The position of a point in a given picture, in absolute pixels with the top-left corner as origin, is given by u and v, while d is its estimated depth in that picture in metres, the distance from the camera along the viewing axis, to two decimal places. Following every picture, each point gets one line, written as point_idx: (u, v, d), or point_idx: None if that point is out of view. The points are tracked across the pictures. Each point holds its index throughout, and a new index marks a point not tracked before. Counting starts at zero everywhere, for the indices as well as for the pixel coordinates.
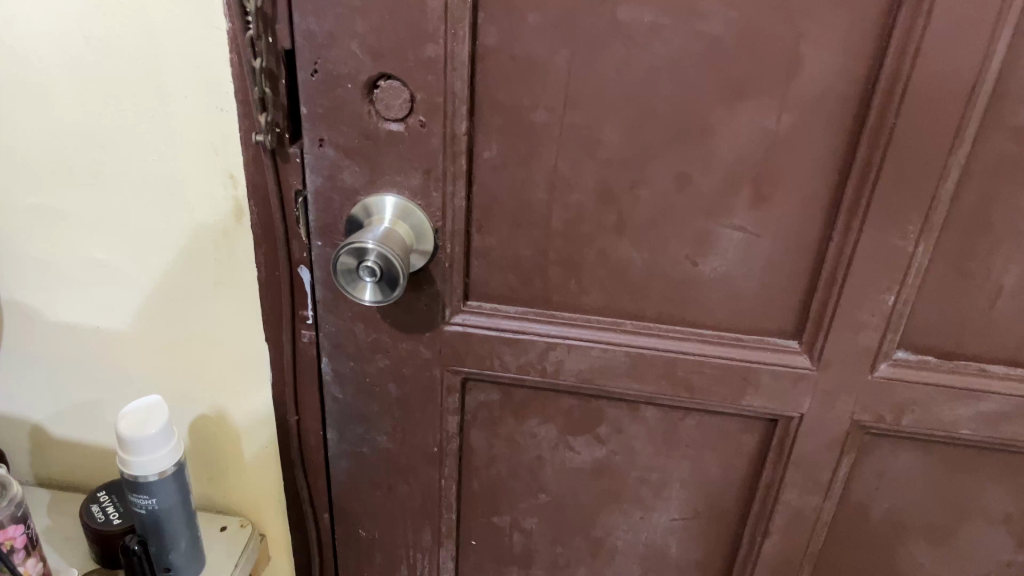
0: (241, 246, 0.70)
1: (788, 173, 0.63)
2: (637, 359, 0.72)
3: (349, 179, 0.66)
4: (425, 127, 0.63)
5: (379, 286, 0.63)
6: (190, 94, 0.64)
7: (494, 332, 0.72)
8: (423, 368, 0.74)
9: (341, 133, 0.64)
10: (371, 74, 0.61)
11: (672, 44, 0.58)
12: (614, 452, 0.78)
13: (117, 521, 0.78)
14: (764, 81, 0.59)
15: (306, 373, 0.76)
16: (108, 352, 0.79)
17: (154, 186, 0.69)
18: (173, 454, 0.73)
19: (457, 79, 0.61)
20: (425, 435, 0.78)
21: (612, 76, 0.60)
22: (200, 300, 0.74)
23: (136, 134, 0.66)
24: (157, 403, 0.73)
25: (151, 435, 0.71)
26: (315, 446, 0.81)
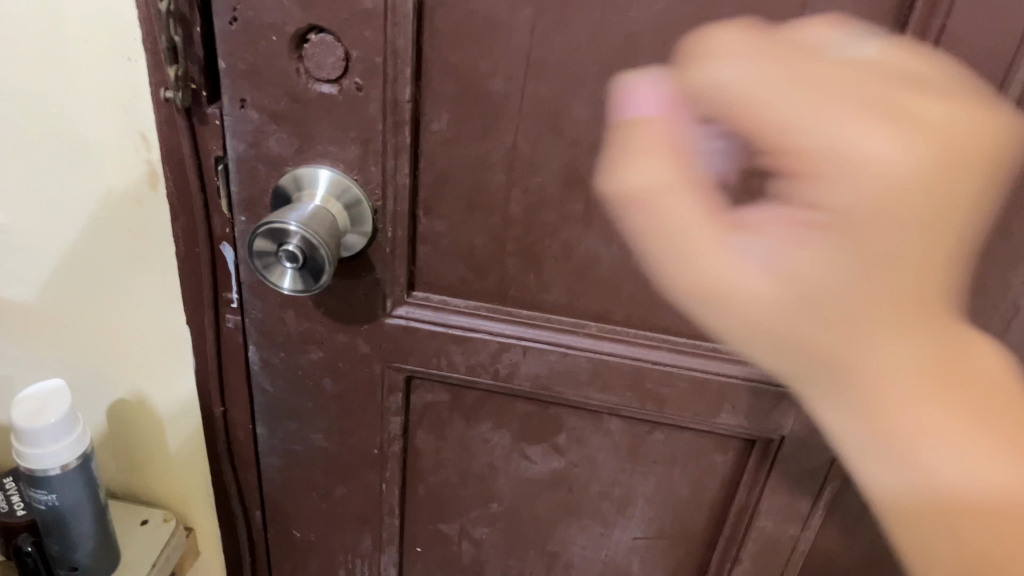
0: (158, 216, 0.62)
1: None
2: (601, 367, 0.63)
3: (276, 147, 0.57)
4: (361, 91, 0.54)
5: (301, 274, 0.54)
6: (93, 38, 0.54)
7: (441, 328, 0.64)
8: (361, 363, 0.66)
9: (266, 94, 0.55)
10: (301, 25, 0.51)
11: (655, 6, 0.49)
12: (573, 464, 0.70)
13: (23, 511, 0.69)
14: None
15: (233, 361, 0.68)
16: (15, 326, 0.70)
17: (58, 144, 0.60)
18: (54, 458, 0.64)
19: (400, 36, 0.51)
20: (365, 436, 0.71)
21: (584, 42, 0.51)
22: (114, 274, 0.66)
23: (34, 82, 0.57)
24: (62, 393, 0.65)
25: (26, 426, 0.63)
26: (244, 440, 0.73)
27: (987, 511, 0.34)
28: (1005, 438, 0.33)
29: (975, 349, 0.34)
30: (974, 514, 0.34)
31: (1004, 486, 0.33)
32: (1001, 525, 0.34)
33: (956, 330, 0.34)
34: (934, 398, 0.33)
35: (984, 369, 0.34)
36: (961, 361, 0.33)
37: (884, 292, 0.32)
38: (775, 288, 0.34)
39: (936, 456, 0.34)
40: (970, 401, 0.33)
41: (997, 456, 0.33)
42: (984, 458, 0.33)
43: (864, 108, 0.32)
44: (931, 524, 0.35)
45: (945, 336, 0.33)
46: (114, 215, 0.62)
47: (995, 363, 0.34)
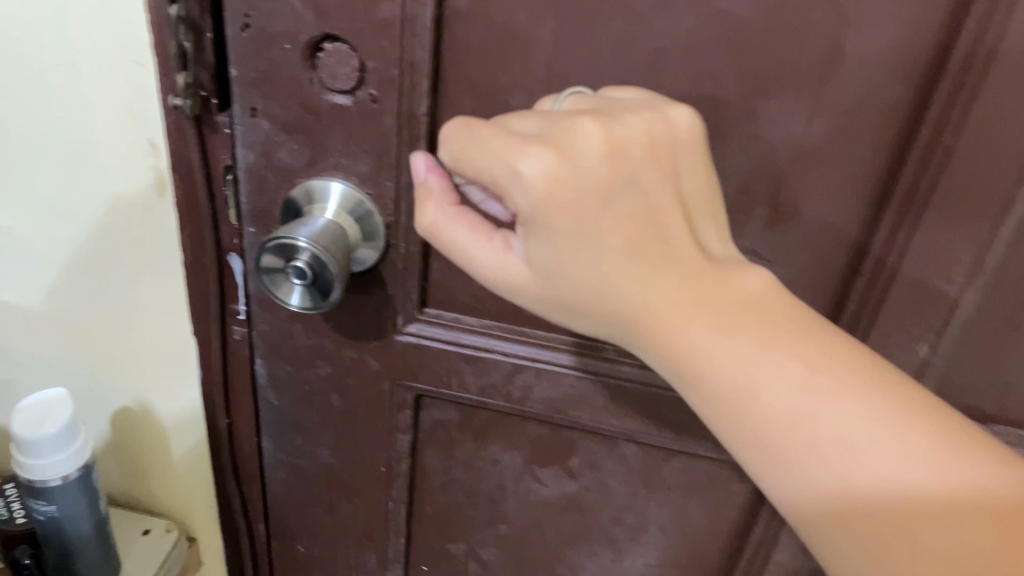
0: (166, 225, 0.60)
1: (812, 190, 0.52)
2: (618, 392, 0.61)
3: (288, 159, 0.55)
4: (377, 103, 0.52)
5: (309, 291, 0.53)
6: (101, 43, 0.52)
7: (453, 347, 0.62)
8: (370, 380, 0.64)
9: (277, 103, 0.53)
10: (314, 34, 0.50)
11: (684, 22, 0.47)
12: (585, 488, 0.68)
13: (22, 520, 0.69)
14: (792, 75, 0.48)
15: (239, 374, 0.67)
16: (19, 330, 0.69)
17: (65, 148, 0.58)
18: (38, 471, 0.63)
19: (418, 47, 0.49)
20: (372, 453, 0.69)
21: (609, 57, 0.49)
22: (120, 282, 0.64)
23: (41, 86, 0.55)
24: (66, 411, 0.63)
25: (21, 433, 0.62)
26: (249, 453, 0.71)
27: (915, 502, 0.39)
28: (897, 430, 0.40)
29: (850, 351, 0.42)
30: (903, 510, 0.40)
31: (926, 479, 0.39)
32: (945, 516, 0.39)
33: (705, 279, 0.41)
34: (828, 399, 0.40)
35: (860, 364, 0.41)
36: (767, 336, 0.41)
37: (638, 270, 0.40)
38: (533, 284, 0.42)
39: (847, 459, 0.40)
40: (860, 395, 0.40)
41: (896, 446, 0.39)
42: (877, 450, 0.40)
43: (526, 136, 0.38)
44: (871, 529, 0.40)
45: (700, 286, 0.41)
46: (120, 222, 0.61)
47: (870, 358, 0.42)
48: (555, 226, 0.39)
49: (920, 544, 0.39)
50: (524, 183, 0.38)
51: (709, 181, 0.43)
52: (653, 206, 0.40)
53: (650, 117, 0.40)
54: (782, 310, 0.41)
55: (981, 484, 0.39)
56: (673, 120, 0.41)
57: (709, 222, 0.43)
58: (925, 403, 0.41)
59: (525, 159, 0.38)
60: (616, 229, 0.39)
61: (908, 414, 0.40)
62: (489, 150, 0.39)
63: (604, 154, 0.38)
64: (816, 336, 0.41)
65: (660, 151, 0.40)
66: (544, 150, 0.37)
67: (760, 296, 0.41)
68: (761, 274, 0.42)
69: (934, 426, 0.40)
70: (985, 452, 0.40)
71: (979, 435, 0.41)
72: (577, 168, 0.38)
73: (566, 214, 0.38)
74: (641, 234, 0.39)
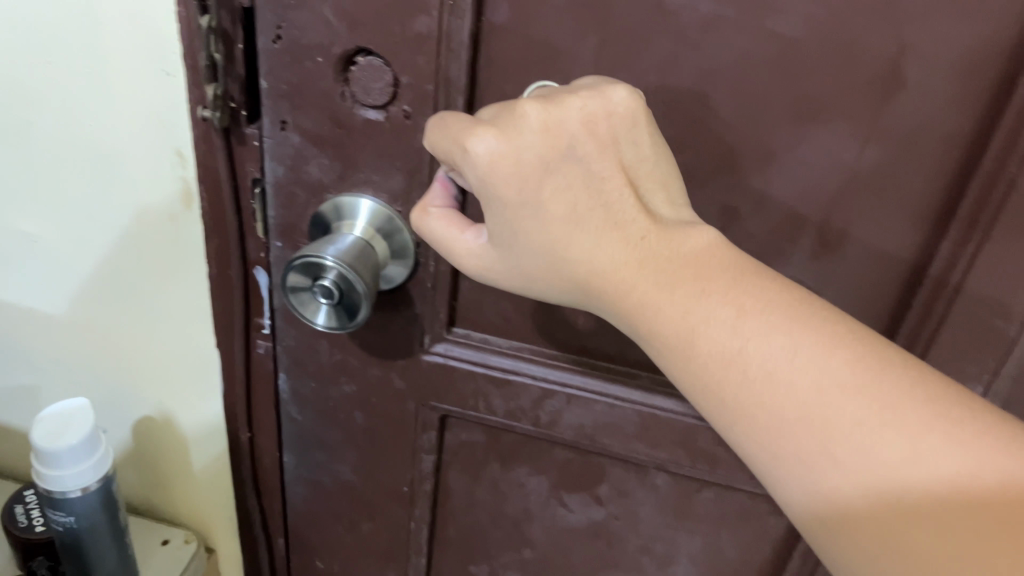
0: (191, 236, 0.59)
1: (862, 219, 0.50)
2: (650, 421, 0.59)
3: (317, 174, 0.53)
4: (410, 119, 0.50)
5: (336, 311, 0.51)
6: (130, 51, 0.51)
7: (481, 369, 0.60)
8: (395, 399, 0.63)
9: (308, 117, 0.51)
10: (347, 48, 0.48)
11: (734, 43, 0.45)
12: (613, 516, 0.66)
13: (41, 528, 0.68)
14: (846, 100, 0.46)
15: (261, 388, 0.65)
16: (42, 336, 0.68)
17: (91, 157, 0.57)
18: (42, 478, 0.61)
19: (454, 63, 0.48)
20: (395, 472, 0.67)
21: (653, 78, 0.47)
22: (144, 292, 0.63)
23: (68, 94, 0.54)
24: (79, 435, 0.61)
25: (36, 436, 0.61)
26: (270, 467, 0.70)
27: (870, 456, 0.37)
28: (851, 379, 0.38)
29: (807, 303, 0.40)
30: (859, 462, 0.37)
31: (883, 433, 0.37)
32: (900, 474, 0.36)
33: (650, 240, 0.41)
34: (779, 341, 0.39)
35: (816, 314, 0.39)
36: (710, 286, 0.40)
37: (587, 234, 0.41)
38: (498, 262, 0.44)
39: (796, 406, 0.38)
40: (810, 341, 0.38)
41: (847, 396, 0.37)
42: (832, 401, 0.38)
43: (476, 120, 0.40)
44: (826, 481, 0.38)
45: (648, 248, 0.41)
46: (145, 233, 0.60)
47: (835, 313, 0.40)
48: (502, 198, 0.40)
49: (874, 496, 0.37)
50: (474, 160, 0.39)
51: (658, 152, 0.43)
52: (595, 177, 0.41)
53: (593, 98, 0.41)
54: (726, 265, 0.41)
55: (940, 445, 0.36)
56: (614, 97, 0.41)
57: (657, 189, 0.43)
58: (891, 358, 0.38)
59: (474, 139, 0.39)
60: (558, 199, 0.40)
61: (867, 365, 0.38)
62: (450, 136, 0.41)
63: (544, 130, 0.40)
64: (759, 284, 0.40)
65: (603, 129, 0.41)
66: (492, 131, 0.39)
67: (702, 252, 0.41)
68: (705, 231, 0.42)
69: (897, 382, 0.37)
70: (959, 414, 0.37)
71: (955, 397, 0.37)
72: (522, 144, 0.39)
73: (512, 186, 0.40)
74: (585, 205, 0.41)
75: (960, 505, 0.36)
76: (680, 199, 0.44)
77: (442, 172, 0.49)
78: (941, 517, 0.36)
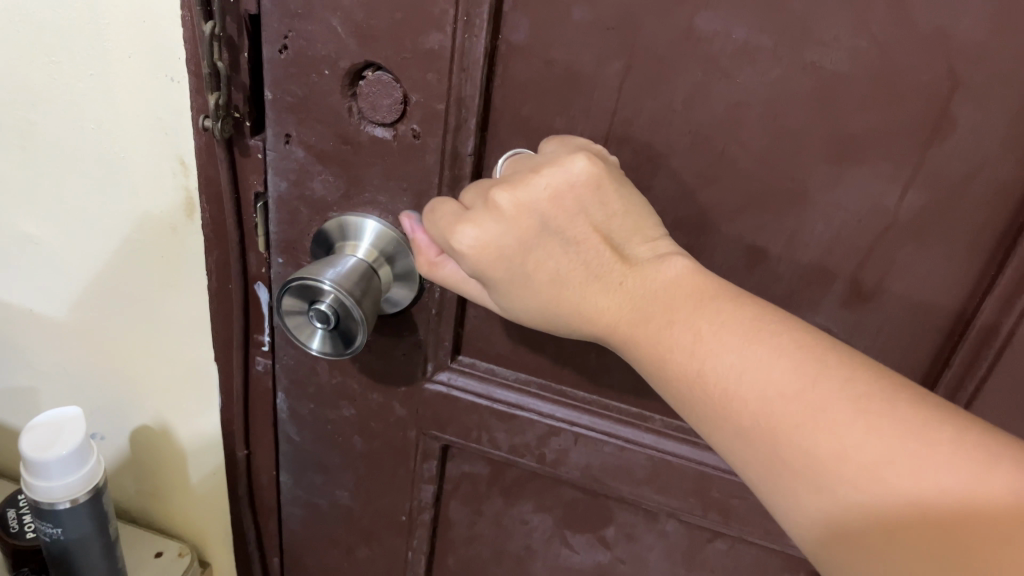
0: (192, 247, 0.57)
1: (899, 269, 0.46)
2: (661, 466, 0.56)
3: (321, 190, 0.51)
4: (419, 138, 0.47)
5: (331, 336, 0.48)
6: (133, 55, 0.48)
7: (486, 401, 0.57)
8: (395, 426, 0.60)
9: (314, 131, 0.48)
10: (356, 62, 0.45)
11: (769, 75, 0.42)
12: (619, 559, 0.63)
13: (31, 534, 0.67)
14: (889, 142, 0.42)
15: (260, 406, 0.63)
16: (43, 339, 0.67)
17: (91, 161, 0.55)
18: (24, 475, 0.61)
19: (467, 82, 0.45)
20: (394, 500, 0.65)
21: (679, 108, 0.44)
22: (145, 301, 0.61)
23: (69, 95, 0.52)
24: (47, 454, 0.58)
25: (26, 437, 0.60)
26: (267, 486, 0.68)
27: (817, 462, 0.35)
28: (795, 389, 0.36)
29: (761, 315, 0.38)
30: (810, 468, 0.35)
31: (825, 440, 0.35)
32: (844, 476, 0.34)
33: (627, 284, 0.41)
34: (728, 356, 0.38)
35: (767, 326, 0.38)
36: (672, 314, 0.39)
37: (574, 290, 0.42)
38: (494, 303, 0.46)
39: (750, 416, 0.37)
40: (755, 352, 0.37)
41: (790, 405, 0.36)
42: (781, 411, 0.36)
43: (457, 216, 0.41)
44: (791, 490, 0.36)
45: (626, 293, 0.41)
46: (146, 240, 0.57)
47: (791, 324, 0.38)
48: (495, 279, 0.42)
49: (832, 502, 0.35)
50: (463, 253, 0.41)
51: (627, 204, 0.42)
52: (571, 244, 0.41)
53: (555, 175, 0.40)
54: (690, 289, 0.40)
55: (877, 446, 0.34)
56: (575, 168, 0.41)
57: (632, 233, 0.42)
58: (839, 363, 0.36)
59: (456, 237, 0.41)
60: (544, 270, 0.41)
61: (811, 373, 0.36)
62: (439, 229, 0.42)
63: (519, 218, 0.40)
64: (716, 301, 0.39)
65: (571, 201, 0.41)
66: (475, 224, 0.40)
67: (672, 283, 0.40)
68: (677, 259, 0.41)
69: (840, 390, 0.35)
70: (905, 414, 0.34)
71: (904, 399, 0.34)
72: (502, 232, 0.40)
73: (500, 267, 0.41)
74: (567, 267, 0.41)
75: (905, 508, 0.33)
76: (656, 232, 0.43)
77: (411, 215, 0.48)
78: (889, 521, 0.33)
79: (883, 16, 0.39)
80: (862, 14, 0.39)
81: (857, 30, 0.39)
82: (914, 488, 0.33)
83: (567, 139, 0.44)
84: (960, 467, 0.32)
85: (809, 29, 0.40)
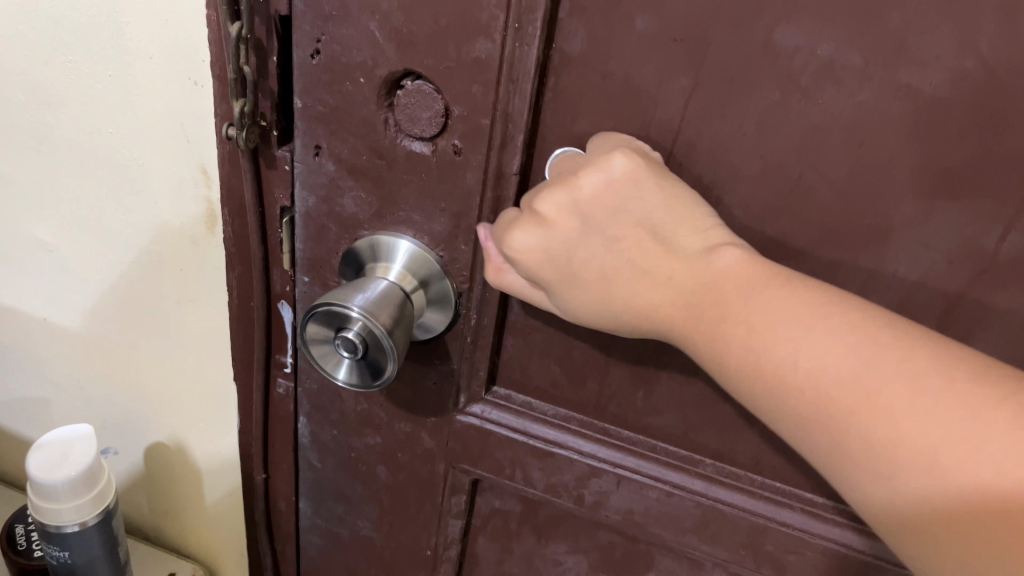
0: (212, 260, 0.53)
1: (989, 316, 0.42)
2: (710, 515, 0.52)
3: (352, 208, 0.47)
4: (460, 155, 0.43)
5: (357, 367, 0.44)
6: (154, 57, 0.45)
7: (522, 437, 0.53)
8: (423, 458, 0.57)
9: (346, 144, 0.44)
10: (394, 70, 0.41)
11: (855, 97, 0.37)
12: None
13: (39, 553, 0.65)
14: (991, 176, 0.37)
15: (280, 430, 0.59)
16: (57, 348, 0.63)
17: (107, 166, 0.51)
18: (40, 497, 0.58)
19: (516, 95, 0.41)
20: (419, 535, 0.61)
21: (751, 131, 0.39)
22: (162, 314, 0.58)
23: (87, 96, 0.48)
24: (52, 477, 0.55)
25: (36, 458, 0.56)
26: (285, 512, 0.64)
27: (878, 450, 0.34)
28: (852, 376, 0.34)
29: (816, 297, 0.36)
30: (871, 458, 0.34)
31: (888, 434, 0.33)
32: (906, 466, 0.33)
33: (676, 278, 0.38)
34: (787, 350, 0.36)
35: (822, 311, 0.36)
36: (726, 308, 0.37)
37: (624, 286, 0.40)
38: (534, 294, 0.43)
39: (810, 406, 0.35)
40: (810, 339, 0.35)
41: (852, 400, 0.34)
42: (845, 407, 0.34)
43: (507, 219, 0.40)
44: (858, 484, 0.35)
45: (676, 288, 0.39)
46: (165, 252, 0.54)
47: (851, 308, 0.36)
48: (547, 281, 0.41)
49: (901, 498, 0.34)
50: (514, 258, 0.40)
51: (671, 195, 0.38)
52: (613, 242, 0.39)
53: (593, 177, 0.37)
54: (741, 280, 0.37)
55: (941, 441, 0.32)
56: (612, 167, 0.37)
57: (680, 224, 0.38)
58: (897, 345, 0.34)
59: (506, 243, 0.40)
60: (590, 269, 0.39)
61: (872, 362, 0.34)
62: (497, 234, 0.41)
63: (562, 223, 0.38)
64: (769, 289, 0.37)
65: (611, 200, 0.38)
66: (522, 231, 0.39)
67: (723, 276, 0.37)
68: (729, 249, 0.37)
69: (897, 373, 0.33)
70: (964, 392, 0.32)
71: (964, 377, 0.33)
72: (548, 239, 0.39)
73: (550, 269, 0.40)
74: (614, 266, 0.39)
75: (974, 503, 0.32)
76: (709, 222, 0.39)
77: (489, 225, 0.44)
78: (947, 506, 0.32)
79: (994, 34, 0.34)
80: (969, 31, 0.34)
81: (963, 50, 0.35)
82: (968, 469, 0.31)
83: (614, 135, 0.40)
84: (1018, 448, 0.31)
85: (907, 47, 0.35)
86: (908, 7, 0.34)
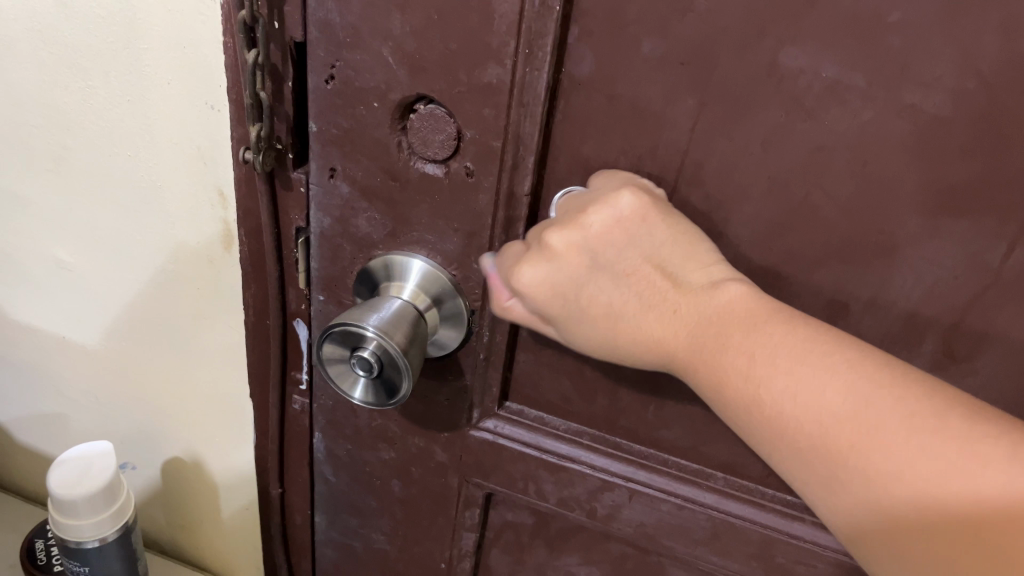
0: (229, 279, 0.54)
1: (998, 332, 0.42)
2: (721, 527, 0.52)
3: (366, 228, 0.48)
4: (472, 176, 0.44)
5: (373, 385, 0.45)
6: (171, 82, 0.46)
7: (534, 451, 0.54)
8: (437, 472, 0.57)
9: (360, 166, 0.45)
10: (407, 95, 0.42)
11: (859, 117, 0.38)
12: None
13: (59, 568, 0.66)
14: (995, 193, 0.38)
15: (296, 445, 0.60)
16: (75, 365, 0.65)
17: (125, 189, 0.52)
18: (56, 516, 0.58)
19: (526, 117, 0.41)
20: (432, 547, 0.62)
21: (757, 151, 0.40)
22: (178, 332, 0.59)
23: (107, 121, 0.49)
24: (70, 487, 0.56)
25: (59, 471, 0.58)
26: (300, 525, 0.65)
27: (868, 476, 0.35)
28: (847, 412, 0.35)
29: (819, 334, 0.37)
30: (865, 487, 0.35)
31: (879, 463, 0.34)
32: (895, 494, 0.34)
33: (681, 311, 0.39)
34: (781, 381, 0.36)
35: (821, 348, 0.36)
36: (728, 339, 0.38)
37: (630, 321, 0.40)
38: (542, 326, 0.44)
39: (806, 437, 0.36)
40: (808, 373, 0.36)
41: (842, 428, 0.35)
42: (835, 432, 0.35)
43: (520, 258, 0.41)
44: (840, 502, 0.36)
45: (683, 320, 0.39)
46: (182, 272, 0.55)
47: (843, 344, 0.37)
48: (556, 315, 0.42)
49: (883, 516, 0.35)
50: (524, 292, 0.41)
51: (675, 232, 0.40)
52: (620, 277, 0.40)
53: (602, 214, 0.39)
54: (747, 315, 0.38)
55: (925, 471, 0.33)
56: (620, 203, 0.39)
57: (685, 261, 0.40)
58: (890, 382, 0.35)
59: (516, 278, 0.41)
60: (597, 305, 0.40)
61: (864, 392, 0.35)
62: (505, 270, 0.42)
63: (570, 257, 0.40)
64: (774, 326, 0.37)
65: (619, 236, 0.39)
66: (531, 265, 0.40)
67: (724, 309, 0.38)
68: (733, 284, 0.38)
69: (889, 412, 0.34)
70: (951, 431, 0.33)
71: (950, 417, 0.34)
72: (556, 273, 0.40)
73: (558, 303, 0.41)
74: (620, 301, 0.40)
75: (958, 518, 0.33)
76: (710, 258, 0.40)
77: (491, 259, 0.45)
78: (932, 530, 0.33)
79: (995, 56, 0.35)
80: (969, 53, 0.35)
81: (964, 72, 0.35)
82: (951, 497, 0.33)
83: (617, 172, 0.42)
84: (997, 478, 0.32)
85: (909, 69, 0.36)
86: (910, 31, 0.35)
